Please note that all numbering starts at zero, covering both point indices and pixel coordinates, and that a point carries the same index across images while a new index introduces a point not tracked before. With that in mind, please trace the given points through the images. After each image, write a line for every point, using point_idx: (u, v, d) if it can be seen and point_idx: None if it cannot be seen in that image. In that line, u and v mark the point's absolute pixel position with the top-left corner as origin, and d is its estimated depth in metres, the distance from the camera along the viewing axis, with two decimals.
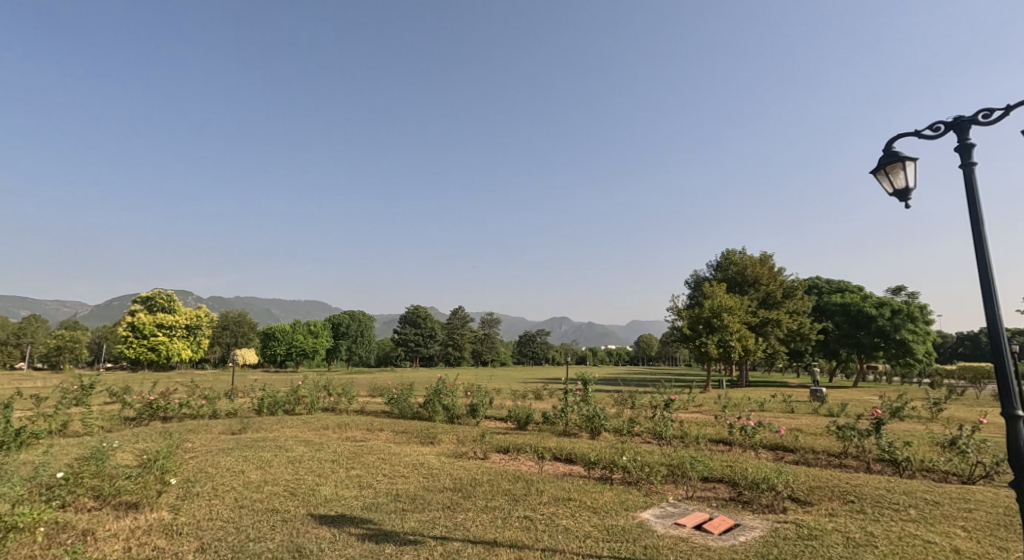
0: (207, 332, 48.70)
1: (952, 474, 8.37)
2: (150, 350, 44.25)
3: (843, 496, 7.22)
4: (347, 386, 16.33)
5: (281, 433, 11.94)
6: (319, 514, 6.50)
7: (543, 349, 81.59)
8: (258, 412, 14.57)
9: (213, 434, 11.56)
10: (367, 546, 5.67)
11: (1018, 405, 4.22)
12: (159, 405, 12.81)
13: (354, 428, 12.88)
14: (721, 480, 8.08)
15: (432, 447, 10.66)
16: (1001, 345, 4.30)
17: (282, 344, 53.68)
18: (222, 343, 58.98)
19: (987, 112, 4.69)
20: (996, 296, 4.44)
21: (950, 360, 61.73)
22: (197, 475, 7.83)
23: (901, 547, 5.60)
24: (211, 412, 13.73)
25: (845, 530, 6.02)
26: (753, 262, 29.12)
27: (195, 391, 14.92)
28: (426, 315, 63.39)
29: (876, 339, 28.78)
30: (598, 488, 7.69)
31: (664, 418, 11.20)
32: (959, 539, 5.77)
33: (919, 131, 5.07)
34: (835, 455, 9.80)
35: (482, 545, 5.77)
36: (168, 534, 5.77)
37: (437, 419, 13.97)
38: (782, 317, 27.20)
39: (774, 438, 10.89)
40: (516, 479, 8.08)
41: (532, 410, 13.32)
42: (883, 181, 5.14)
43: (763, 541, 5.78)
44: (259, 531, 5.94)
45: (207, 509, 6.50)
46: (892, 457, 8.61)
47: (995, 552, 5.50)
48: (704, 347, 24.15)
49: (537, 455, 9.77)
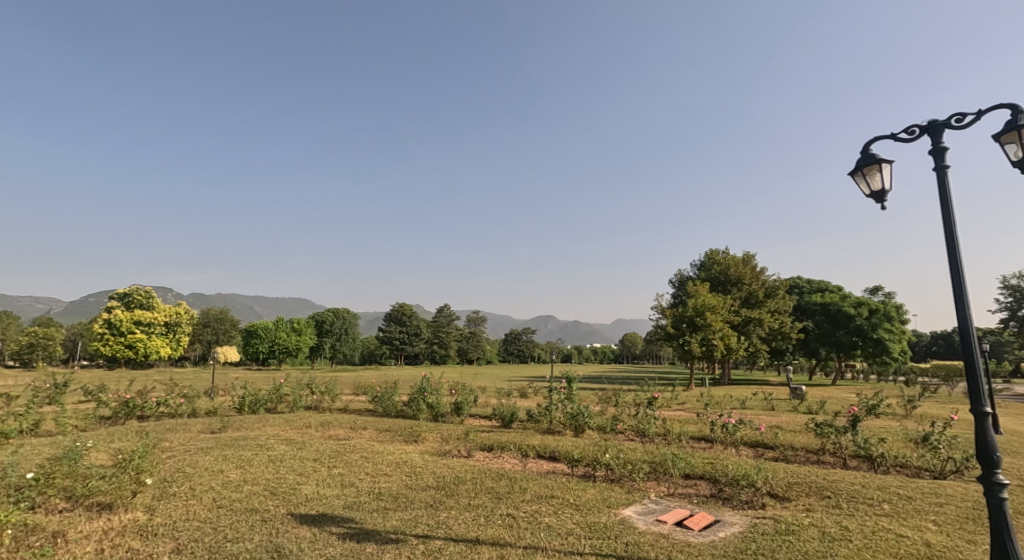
0: (187, 329, 48.06)
1: (924, 470, 8.55)
2: (127, 348, 43.39)
3: (820, 492, 7.35)
4: (331, 384, 16.13)
5: (263, 432, 11.80)
6: (299, 514, 6.44)
7: (529, 347, 81.66)
8: (238, 411, 14.40)
9: (191, 433, 11.38)
10: (348, 545, 5.64)
11: (985, 403, 4.34)
12: (135, 404, 12.58)
13: (336, 426, 12.76)
14: (703, 477, 8.17)
15: (416, 445, 10.60)
16: (971, 343, 4.42)
17: (265, 342, 53.19)
18: (203, 341, 58.15)
19: (960, 116, 4.82)
20: (966, 294, 4.56)
21: (923, 358, 63.22)
22: (174, 475, 7.71)
23: (875, 541, 5.71)
24: (190, 411, 13.52)
25: (822, 525, 6.13)
26: (736, 262, 29.45)
27: (173, 389, 14.69)
28: (411, 313, 63.06)
29: (854, 338, 29.27)
30: (581, 486, 7.72)
31: (647, 416, 11.29)
32: (930, 533, 5.91)
33: (895, 135, 5.21)
34: (813, 452, 9.96)
35: (464, 543, 5.76)
36: (143, 535, 5.69)
37: (421, 418, 13.89)
38: (764, 316, 27.54)
39: (755, 435, 11.04)
40: (500, 477, 8.10)
41: (516, 409, 13.31)
42: (859, 183, 5.24)
43: (742, 537, 5.87)
44: (237, 531, 5.87)
45: (184, 509, 6.42)
46: (867, 453, 8.81)
47: (964, 545, 5.64)
48: (687, 346, 24.41)
49: (520, 453, 9.79)
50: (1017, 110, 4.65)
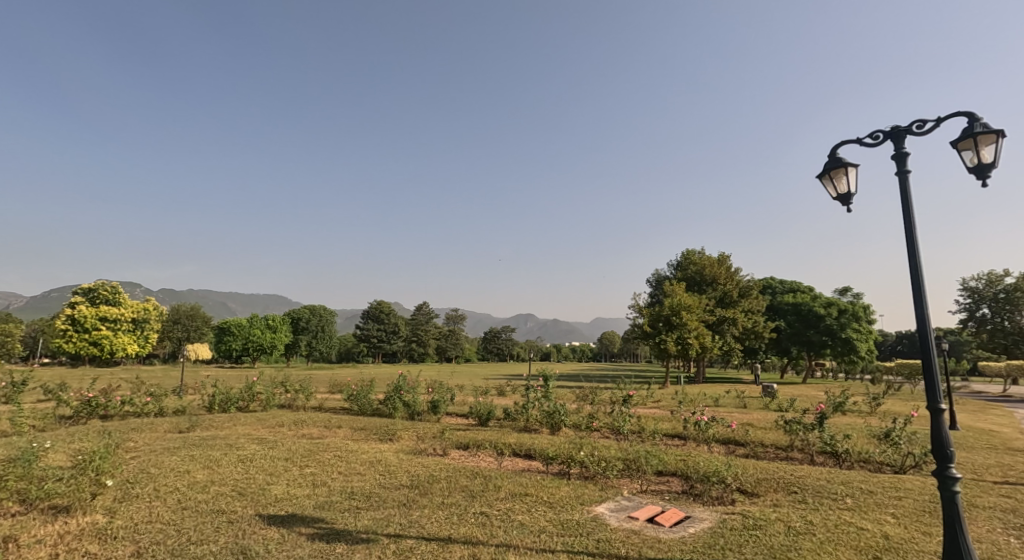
0: (155, 326, 46.95)
1: (886, 465, 8.79)
2: (92, 345, 42.03)
3: (787, 488, 7.52)
4: (305, 383, 15.86)
5: (233, 431, 11.58)
6: (268, 514, 6.35)
7: (508, 346, 81.82)
8: (209, 410, 14.11)
9: (158, 433, 11.08)
10: (316, 545, 5.58)
11: (940, 399, 4.49)
12: (98, 403, 12.24)
13: (309, 425, 12.57)
14: (675, 474, 8.25)
15: (391, 444, 10.53)
16: (927, 340, 4.57)
17: (239, 339, 52.05)
18: (173, 338, 56.82)
19: (921, 123, 5.00)
20: (925, 295, 4.71)
21: (888, 357, 65.31)
22: (139, 475, 7.54)
23: (838, 534, 5.87)
24: (158, 410, 13.17)
25: (787, 519, 6.27)
26: (711, 262, 29.93)
27: (140, 388, 14.30)
28: (389, 311, 62.52)
29: (824, 337, 29.94)
30: (555, 483, 7.77)
31: (622, 413, 11.42)
32: (889, 525, 6.10)
33: (861, 140, 5.35)
34: (782, 449, 10.16)
35: (436, 542, 5.74)
36: (101, 538, 5.54)
37: (397, 416, 13.82)
38: (738, 316, 28.01)
39: (726, 433, 11.24)
40: (474, 475, 8.08)
41: (493, 407, 13.30)
42: (827, 186, 5.38)
43: (711, 533, 5.96)
44: (202, 533, 5.74)
45: (146, 511, 6.26)
46: (833, 449, 9.04)
47: (920, 537, 5.84)
48: (664, 345, 24.74)
49: (496, 451, 9.80)
50: (974, 118, 4.82)
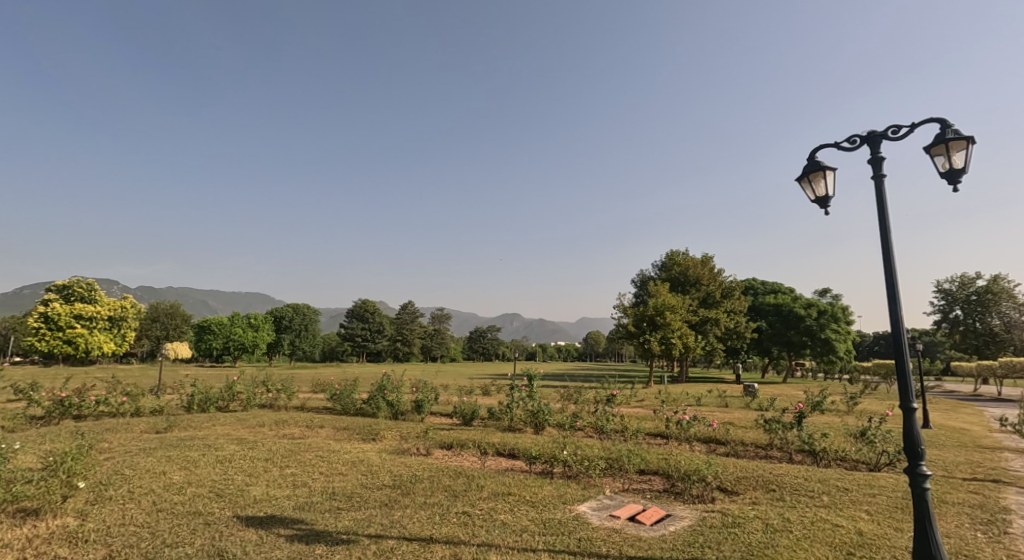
0: (132, 324, 46.22)
1: (861, 463, 8.97)
2: (67, 343, 41.07)
3: (766, 485, 7.63)
4: (287, 383, 15.68)
5: (212, 431, 11.41)
6: (246, 516, 6.27)
7: (493, 345, 81.91)
8: (187, 409, 13.88)
9: (134, 434, 10.88)
10: (296, 547, 5.53)
11: (912, 398, 4.58)
12: (72, 403, 12.01)
13: (291, 425, 12.43)
14: (657, 472, 8.30)
15: (374, 444, 10.45)
16: (900, 339, 4.66)
17: (220, 338, 51.23)
18: (151, 336, 55.90)
19: (896, 128, 5.10)
20: (899, 295, 4.81)
21: (865, 357, 66.66)
22: (113, 476, 7.40)
23: (813, 531, 5.96)
24: (134, 410, 12.94)
25: (766, 517, 6.36)
26: (695, 262, 30.21)
27: (116, 387, 14.01)
28: (374, 309, 62.16)
29: (804, 337, 30.44)
30: (538, 482, 7.78)
31: (605, 413, 11.49)
32: (863, 522, 6.22)
33: (839, 143, 5.45)
34: (762, 447, 10.29)
35: (418, 542, 5.72)
36: (71, 542, 5.42)
37: (380, 416, 13.74)
38: (720, 316, 28.30)
39: (708, 431, 11.36)
40: (457, 475, 8.05)
41: (477, 406, 13.28)
42: (805, 189, 5.46)
43: (691, 530, 6.03)
44: (177, 536, 5.64)
45: (120, 514, 6.14)
46: (811, 447, 9.21)
47: (893, 532, 5.96)
48: (648, 344, 24.95)
49: (479, 451, 9.78)
50: (946, 123, 4.92)
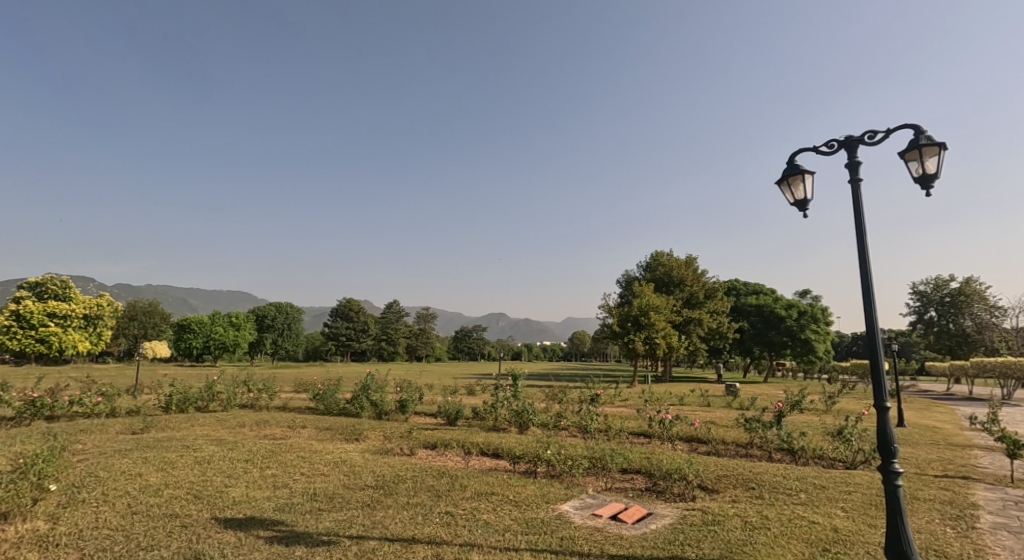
0: (108, 323, 45.30)
1: (838, 461, 9.11)
2: (40, 342, 40.08)
3: (745, 483, 7.74)
4: (269, 383, 15.47)
5: (191, 432, 11.25)
6: (225, 518, 6.18)
7: (479, 344, 81.82)
8: (165, 410, 13.63)
9: (109, 435, 10.67)
10: (275, 549, 5.48)
11: (885, 398, 4.67)
12: (44, 403, 11.74)
13: (273, 425, 12.30)
14: (639, 471, 8.37)
15: (357, 444, 10.37)
16: (875, 340, 4.76)
17: (200, 337, 50.31)
18: (129, 335, 54.85)
19: (872, 133, 5.20)
20: (874, 298, 4.90)
21: (844, 357, 67.88)
22: (86, 479, 7.24)
23: (790, 528, 6.06)
24: (109, 411, 12.69)
25: (744, 515, 6.45)
26: (679, 263, 30.47)
27: (91, 387, 13.72)
28: (359, 308, 61.72)
29: (784, 338, 30.90)
30: (522, 482, 7.80)
31: (590, 412, 11.55)
32: (838, 519, 6.34)
33: (817, 147, 5.54)
34: (742, 446, 10.41)
35: (400, 543, 5.70)
36: (42, 546, 5.31)
37: (364, 416, 13.65)
38: (704, 316, 28.59)
39: (689, 430, 11.46)
40: (441, 475, 8.02)
41: (462, 406, 13.24)
42: (784, 192, 5.55)
43: (672, 528, 6.09)
44: (152, 539, 5.55)
45: (92, 517, 6.02)
46: (789, 446, 9.38)
47: (867, 529, 6.08)
48: (632, 344, 25.10)
49: (463, 451, 9.77)
50: (920, 130, 5.04)
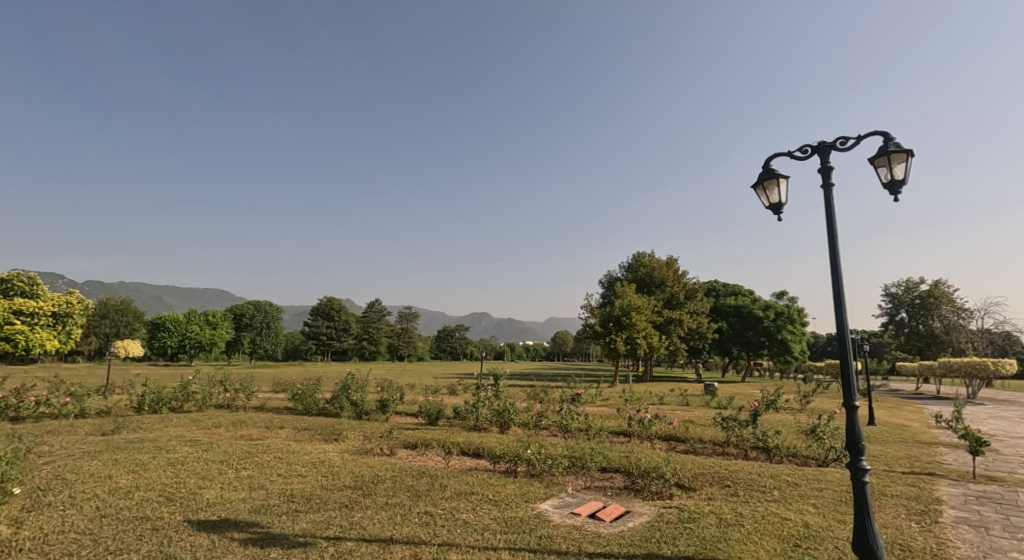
0: (78, 321, 44.10)
1: (811, 458, 9.32)
2: (6, 341, 38.87)
3: (721, 481, 7.85)
4: (246, 383, 15.23)
5: (164, 433, 11.05)
6: (198, 520, 6.08)
7: (461, 344, 81.73)
8: (138, 410, 13.33)
9: (77, 436, 10.40)
10: (250, 551, 5.41)
11: (854, 397, 4.78)
12: (9, 404, 11.43)
13: (250, 426, 12.12)
14: (618, 470, 8.42)
15: (336, 444, 10.27)
16: (844, 341, 4.86)
17: (175, 336, 49.06)
18: (100, 334, 53.50)
19: (844, 139, 5.33)
20: (843, 299, 5.01)
21: (820, 357, 69.28)
22: (52, 482, 7.05)
23: (763, 525, 6.16)
24: (79, 411, 12.37)
25: (720, 512, 6.53)
26: (660, 264, 30.79)
27: (59, 387, 13.36)
28: (340, 307, 61.18)
29: (762, 338, 31.40)
30: (501, 481, 7.82)
31: (570, 412, 11.62)
32: (809, 515, 6.48)
33: (791, 153, 5.65)
34: (719, 445, 10.55)
35: (377, 544, 5.67)
36: (4, 551, 5.17)
37: (344, 416, 13.52)
38: (684, 317, 28.92)
39: (668, 429, 11.57)
40: (420, 475, 7.99)
41: (443, 406, 13.21)
42: (760, 195, 5.65)
43: (648, 526, 6.14)
44: (121, 543, 5.43)
45: (59, 521, 5.88)
46: (765, 444, 9.54)
47: (837, 525, 6.22)
48: (613, 344, 25.24)
49: (443, 451, 9.73)
50: (889, 137, 5.17)
